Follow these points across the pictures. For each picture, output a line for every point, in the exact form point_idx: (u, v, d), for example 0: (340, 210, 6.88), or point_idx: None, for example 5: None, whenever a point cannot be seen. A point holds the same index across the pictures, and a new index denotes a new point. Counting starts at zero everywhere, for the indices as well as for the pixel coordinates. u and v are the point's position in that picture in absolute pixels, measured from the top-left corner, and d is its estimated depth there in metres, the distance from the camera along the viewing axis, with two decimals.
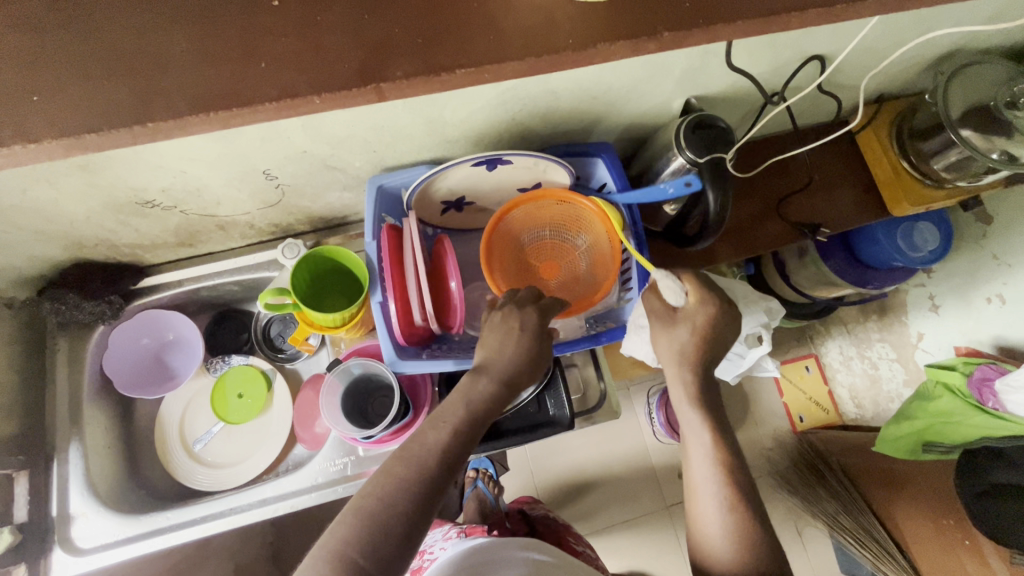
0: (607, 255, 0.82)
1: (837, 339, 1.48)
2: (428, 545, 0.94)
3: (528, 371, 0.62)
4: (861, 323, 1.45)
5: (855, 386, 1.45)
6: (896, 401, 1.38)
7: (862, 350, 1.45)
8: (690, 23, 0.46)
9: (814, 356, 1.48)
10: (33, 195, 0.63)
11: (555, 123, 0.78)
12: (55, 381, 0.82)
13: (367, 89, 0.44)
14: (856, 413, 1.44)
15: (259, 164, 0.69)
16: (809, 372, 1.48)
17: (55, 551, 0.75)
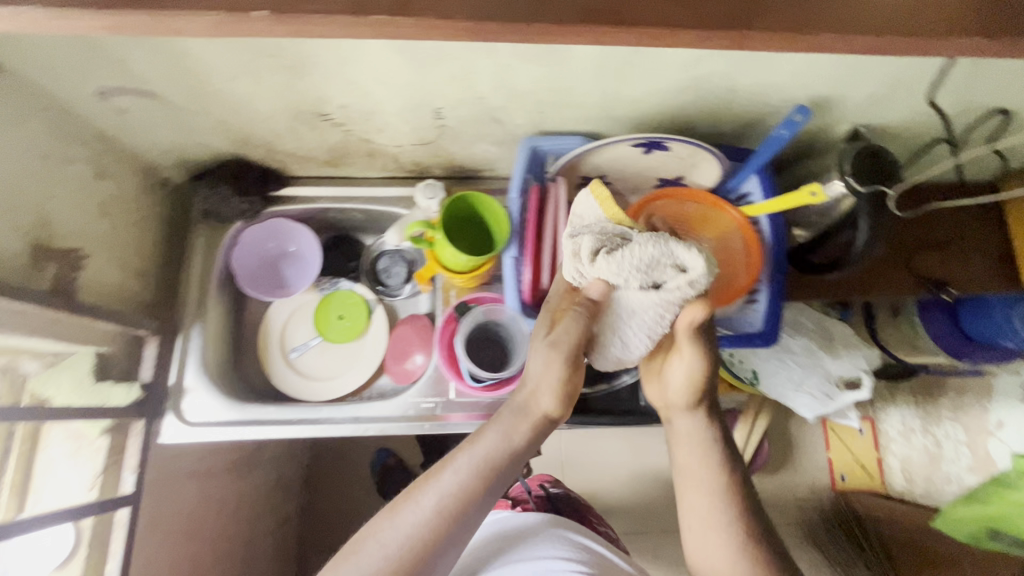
0: (738, 264, 0.80)
1: (900, 408, 1.39)
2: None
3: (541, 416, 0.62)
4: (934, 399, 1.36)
5: (910, 459, 1.37)
6: (953, 484, 1.33)
7: (928, 425, 1.37)
8: (972, 28, 0.44)
9: (873, 420, 1.38)
10: (236, 85, 0.67)
11: (718, 121, 0.78)
12: (191, 264, 0.88)
13: (729, 35, 0.44)
14: (903, 486, 1.36)
15: (437, 101, 0.72)
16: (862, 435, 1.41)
17: (167, 415, 0.80)
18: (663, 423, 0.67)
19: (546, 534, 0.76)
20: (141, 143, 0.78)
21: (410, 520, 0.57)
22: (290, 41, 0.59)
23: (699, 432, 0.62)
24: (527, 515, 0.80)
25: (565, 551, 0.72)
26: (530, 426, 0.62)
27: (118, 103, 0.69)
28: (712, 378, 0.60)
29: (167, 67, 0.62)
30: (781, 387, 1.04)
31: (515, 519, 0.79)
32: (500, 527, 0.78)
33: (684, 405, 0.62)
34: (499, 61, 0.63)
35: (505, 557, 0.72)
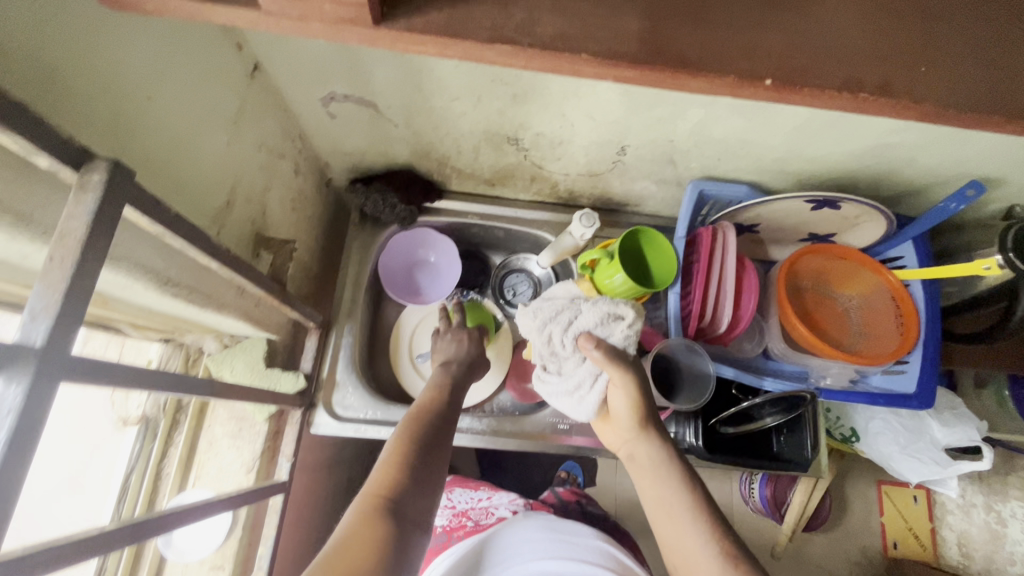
0: (886, 322, 0.82)
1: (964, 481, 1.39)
2: (492, 498, 0.92)
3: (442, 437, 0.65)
4: None
5: (968, 534, 1.31)
6: None
7: None
8: None
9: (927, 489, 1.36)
10: (453, 106, 0.70)
11: (883, 187, 0.81)
12: (347, 263, 0.92)
13: None
14: (959, 561, 1.31)
15: (627, 139, 0.75)
16: (915, 502, 1.39)
17: (320, 410, 0.82)
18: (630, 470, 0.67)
19: (593, 551, 0.71)
20: (329, 145, 0.82)
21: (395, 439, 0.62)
22: (532, 73, 0.62)
23: (654, 454, 0.63)
24: (579, 531, 0.75)
25: (606, 566, 0.68)
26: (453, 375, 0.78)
27: (333, 109, 0.73)
28: (647, 398, 0.66)
29: (403, 83, 0.66)
30: (886, 449, 1.06)
31: (564, 532, 0.74)
32: (548, 533, 0.73)
33: (631, 427, 0.65)
34: (711, 111, 0.67)
35: (544, 558, 0.67)
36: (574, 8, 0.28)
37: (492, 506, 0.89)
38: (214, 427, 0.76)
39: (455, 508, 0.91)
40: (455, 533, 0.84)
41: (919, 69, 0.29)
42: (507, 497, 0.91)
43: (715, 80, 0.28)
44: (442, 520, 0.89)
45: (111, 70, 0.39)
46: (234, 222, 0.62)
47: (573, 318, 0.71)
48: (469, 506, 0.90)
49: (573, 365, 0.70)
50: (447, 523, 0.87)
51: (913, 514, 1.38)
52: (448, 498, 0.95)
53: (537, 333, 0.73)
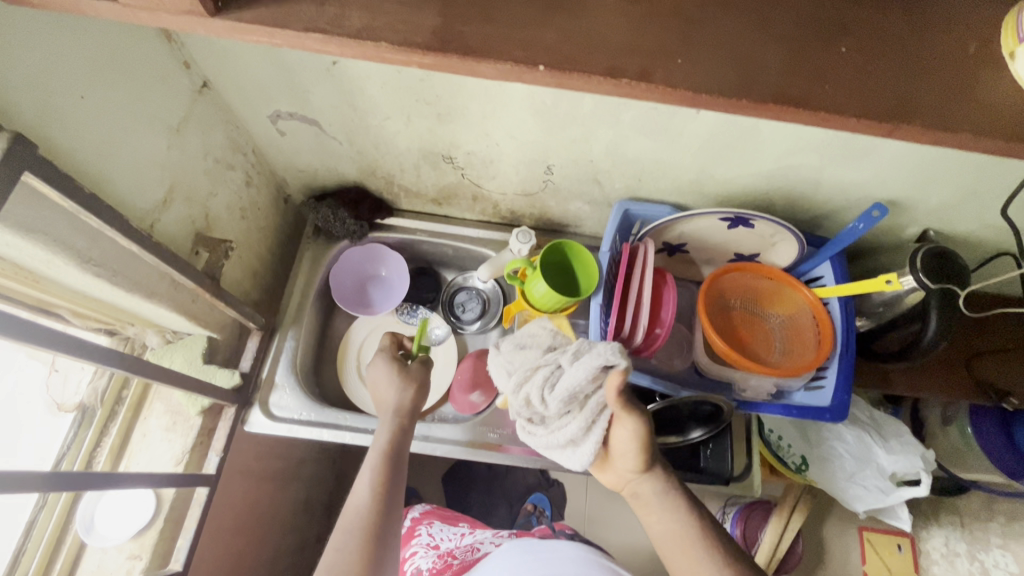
0: (805, 338, 0.84)
1: (945, 529, 1.35)
2: (474, 534, 0.96)
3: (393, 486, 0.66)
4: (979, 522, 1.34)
5: None
6: None
7: (970, 548, 1.33)
8: None
9: (911, 537, 1.34)
10: (388, 124, 0.77)
11: (799, 209, 0.85)
12: (299, 273, 0.98)
13: None
14: None
15: (551, 159, 0.81)
16: (901, 552, 1.35)
17: (255, 408, 0.85)
18: (631, 501, 0.69)
19: (567, 562, 0.76)
20: (284, 162, 0.89)
21: (348, 531, 0.62)
22: (449, 93, 0.69)
23: (657, 489, 0.66)
24: (557, 545, 0.81)
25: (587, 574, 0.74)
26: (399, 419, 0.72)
27: (281, 126, 0.80)
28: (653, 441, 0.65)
29: (339, 102, 0.73)
30: (833, 476, 1.05)
31: (541, 549, 0.80)
32: (523, 554, 0.79)
33: (638, 468, 0.66)
34: (618, 131, 0.73)
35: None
36: (381, 8, 0.34)
37: (476, 541, 0.94)
38: (150, 419, 0.79)
39: (439, 548, 0.94)
40: (441, 573, 0.87)
41: (676, 62, 0.34)
42: (490, 533, 0.96)
43: (496, 64, 0.33)
44: (424, 562, 0.92)
45: (42, 69, 0.46)
46: (172, 219, 0.68)
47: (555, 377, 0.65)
48: (453, 544, 0.94)
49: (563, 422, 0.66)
50: (432, 565, 0.90)
51: (897, 565, 1.34)
52: (429, 534, 0.99)
53: (516, 392, 0.69)
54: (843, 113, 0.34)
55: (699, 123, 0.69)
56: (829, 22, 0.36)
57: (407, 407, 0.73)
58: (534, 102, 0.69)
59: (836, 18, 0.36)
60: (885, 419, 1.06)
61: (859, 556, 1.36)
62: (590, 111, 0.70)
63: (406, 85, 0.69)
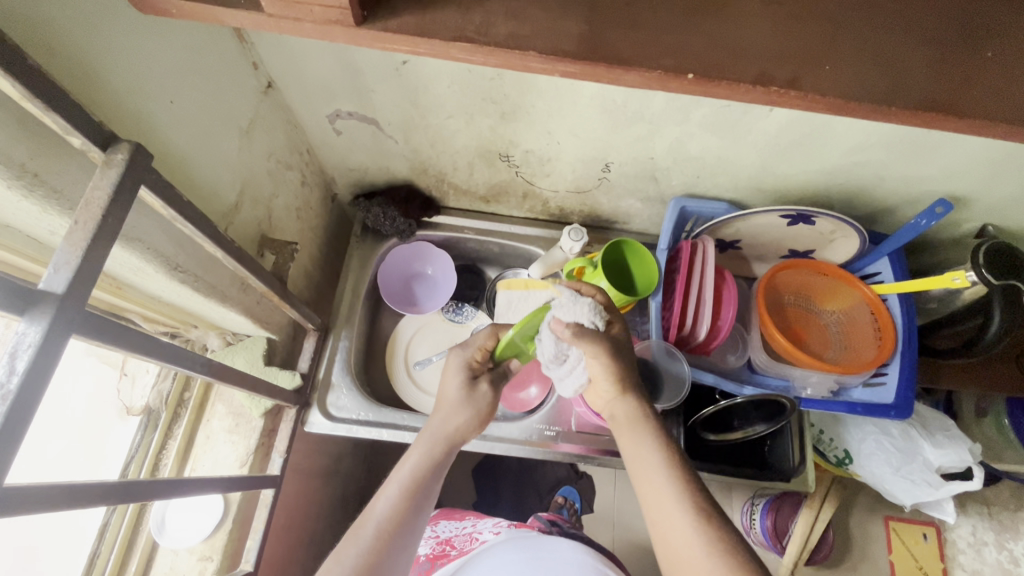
0: (863, 334, 0.84)
1: (972, 518, 1.36)
2: (476, 524, 0.95)
3: (414, 504, 0.60)
4: (1011, 511, 1.35)
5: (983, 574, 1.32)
6: None
7: (1002, 538, 1.34)
8: None
9: (938, 526, 1.35)
10: (448, 122, 0.77)
11: (858, 205, 0.85)
12: (348, 272, 0.97)
13: None
14: None
15: (610, 156, 0.81)
16: (926, 540, 1.36)
17: (314, 409, 0.85)
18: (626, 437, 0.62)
19: (569, 565, 0.79)
20: (335, 161, 0.89)
21: (351, 552, 0.56)
22: (518, 93, 0.69)
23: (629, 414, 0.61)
24: (556, 545, 0.83)
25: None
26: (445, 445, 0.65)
27: (339, 126, 0.80)
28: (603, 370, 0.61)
29: (402, 101, 0.73)
30: (879, 470, 1.04)
31: (541, 548, 0.82)
32: (526, 553, 0.81)
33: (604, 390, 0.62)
34: (685, 129, 0.73)
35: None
36: (526, 17, 0.35)
37: (475, 531, 0.92)
38: (212, 421, 0.80)
39: (438, 535, 0.94)
40: (438, 560, 0.87)
41: (823, 68, 0.34)
42: (490, 523, 0.94)
43: (644, 73, 0.33)
44: (424, 549, 0.92)
45: (140, 76, 0.46)
46: (242, 222, 0.68)
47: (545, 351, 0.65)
48: (453, 533, 0.94)
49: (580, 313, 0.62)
50: (430, 551, 0.90)
51: (923, 553, 1.35)
52: (432, 528, 0.98)
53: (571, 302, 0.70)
54: (986, 120, 0.34)
55: (771, 121, 0.69)
56: (965, 27, 0.36)
57: (453, 432, 0.67)
58: (603, 101, 0.68)
59: (974, 22, 0.36)
60: (930, 414, 1.07)
61: (885, 545, 1.37)
62: (660, 109, 0.69)
63: (474, 83, 0.68)
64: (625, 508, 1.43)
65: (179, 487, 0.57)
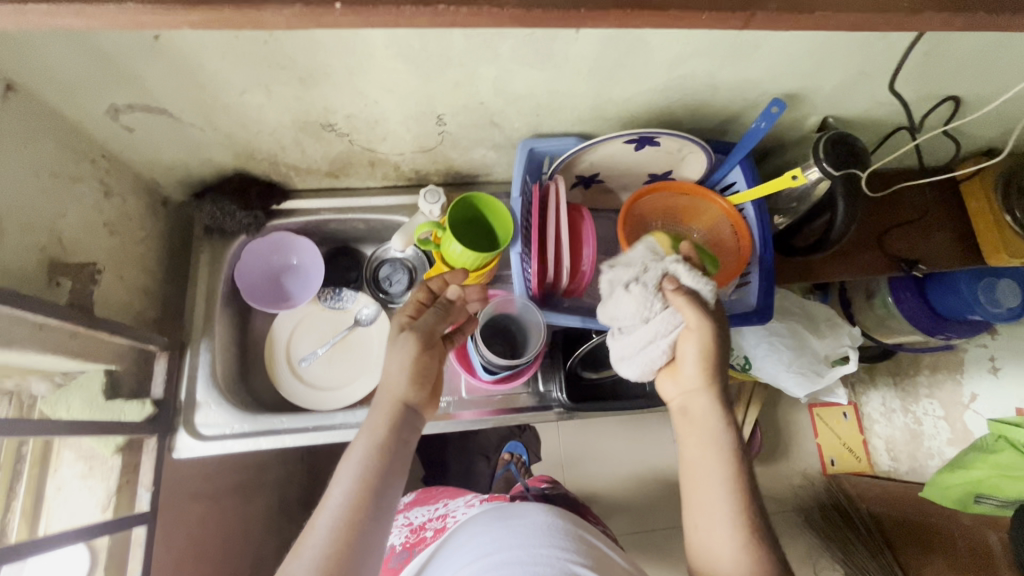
0: (726, 246, 0.84)
1: (880, 390, 1.45)
2: (448, 504, 0.92)
3: (379, 484, 0.57)
4: (911, 376, 1.42)
5: (894, 438, 1.42)
6: (935, 458, 1.37)
7: (907, 404, 1.43)
8: None
9: (854, 404, 1.45)
10: (246, 98, 0.69)
11: (702, 117, 0.83)
12: (199, 279, 0.89)
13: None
14: (889, 466, 1.41)
15: (439, 108, 0.75)
16: (846, 419, 1.47)
17: (180, 431, 0.80)
18: (678, 415, 0.66)
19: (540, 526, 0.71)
20: (144, 160, 0.79)
21: (309, 555, 0.52)
22: (302, 53, 0.61)
23: (712, 413, 0.63)
24: (527, 510, 0.73)
25: (560, 542, 0.68)
26: (393, 420, 0.62)
27: (126, 121, 0.70)
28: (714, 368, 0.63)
29: (179, 80, 0.64)
30: (774, 369, 1.07)
31: (514, 514, 0.73)
32: (497, 523, 0.71)
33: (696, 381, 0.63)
34: (499, 67, 0.68)
35: (494, 547, 0.67)
36: None
37: (449, 511, 0.89)
38: (61, 470, 0.73)
39: (412, 523, 0.91)
40: (416, 547, 0.84)
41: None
42: (464, 500, 0.90)
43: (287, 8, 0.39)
44: (398, 539, 0.90)
45: None
46: (9, 252, 0.59)
47: (647, 275, 0.65)
48: (427, 518, 0.90)
49: (622, 364, 0.69)
50: (407, 539, 0.88)
51: (846, 430, 1.46)
52: (405, 516, 0.96)
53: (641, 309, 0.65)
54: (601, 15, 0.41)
55: (582, 44, 0.65)
56: None
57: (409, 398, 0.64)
58: (399, 48, 0.62)
59: None
60: (812, 307, 1.13)
61: (812, 430, 1.46)
62: (462, 49, 0.63)
63: (250, 48, 0.60)
64: (565, 452, 1.46)
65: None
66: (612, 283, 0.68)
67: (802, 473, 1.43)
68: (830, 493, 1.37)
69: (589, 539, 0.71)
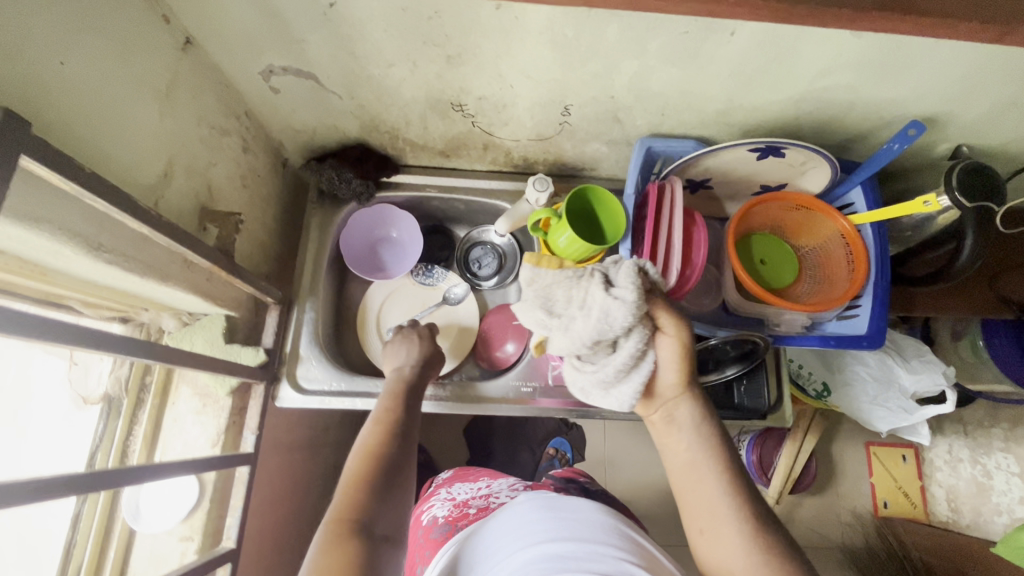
0: (841, 266, 0.83)
1: (947, 436, 1.37)
2: (492, 486, 0.90)
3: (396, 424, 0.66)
4: (985, 429, 1.34)
5: (957, 488, 1.34)
6: (1002, 516, 1.27)
7: (978, 454, 1.34)
8: None
9: (915, 447, 1.40)
10: (391, 72, 0.71)
11: (829, 133, 0.81)
12: (308, 241, 0.93)
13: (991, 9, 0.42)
14: (948, 516, 1.33)
15: (568, 98, 0.76)
16: (906, 462, 1.40)
17: (284, 383, 0.83)
18: (657, 431, 0.62)
19: (592, 522, 0.64)
20: (279, 122, 0.83)
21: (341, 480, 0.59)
22: (460, 32, 0.63)
23: (694, 417, 0.59)
24: (575, 505, 0.68)
25: (613, 544, 0.60)
26: (397, 383, 0.74)
27: (274, 83, 0.74)
28: (687, 368, 0.60)
29: (337, 50, 0.67)
30: (857, 400, 1.06)
31: (561, 507, 0.67)
32: (542, 513, 0.66)
33: (673, 388, 0.60)
34: (642, 63, 0.68)
35: (540, 540, 0.60)
36: None
37: (492, 492, 0.87)
38: (178, 404, 0.78)
39: (455, 498, 0.88)
40: (459, 522, 0.80)
41: None
42: (507, 485, 0.89)
43: None
44: (441, 511, 0.86)
45: (20, 37, 0.42)
46: (175, 195, 0.63)
47: (620, 280, 0.58)
48: (469, 495, 0.88)
49: (611, 396, 0.61)
50: (448, 513, 0.84)
51: (904, 474, 1.39)
52: (447, 491, 0.93)
53: (611, 325, 0.57)
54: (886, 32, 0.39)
55: (734, 46, 0.64)
56: None
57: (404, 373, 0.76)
58: (553, 36, 0.63)
59: None
60: (907, 340, 1.07)
61: (867, 468, 1.41)
62: (614, 42, 0.64)
63: (413, 24, 0.62)
64: (616, 454, 1.46)
65: (150, 472, 0.56)
66: (577, 309, 0.60)
67: (852, 510, 1.39)
68: (880, 536, 1.29)
69: (641, 542, 0.65)
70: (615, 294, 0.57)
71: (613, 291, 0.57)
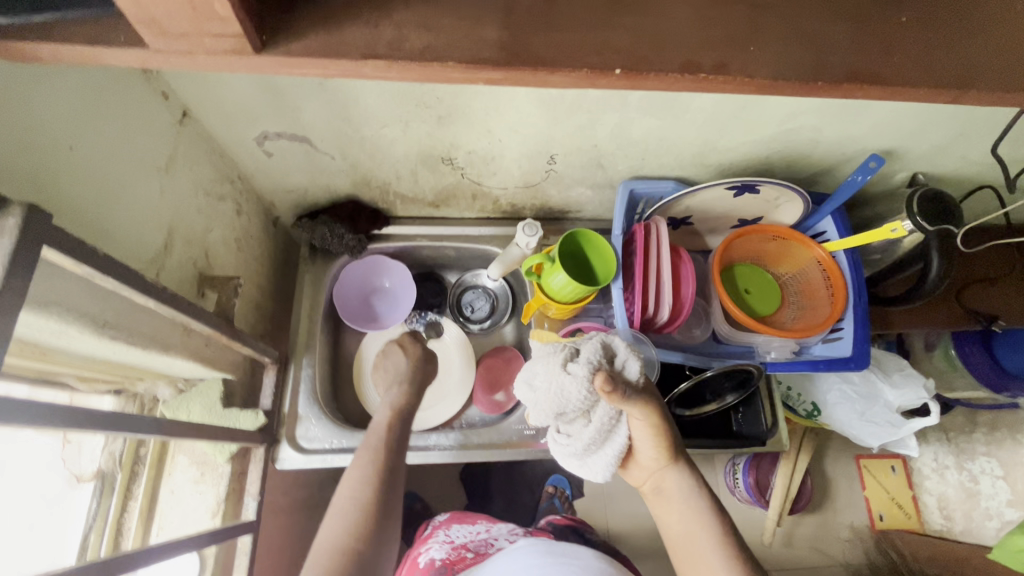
0: (820, 292, 0.87)
1: (933, 445, 1.38)
2: (490, 530, 0.85)
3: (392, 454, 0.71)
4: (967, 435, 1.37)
5: (946, 496, 1.35)
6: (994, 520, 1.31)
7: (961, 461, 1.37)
8: None
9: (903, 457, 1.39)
10: (383, 132, 0.74)
11: (798, 168, 0.87)
12: (301, 297, 0.93)
13: None
14: (942, 525, 1.33)
15: (554, 149, 0.80)
16: (895, 473, 1.39)
17: (284, 445, 0.82)
18: (654, 499, 0.67)
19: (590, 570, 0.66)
20: (270, 184, 0.84)
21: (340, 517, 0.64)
22: (450, 96, 0.67)
23: (683, 485, 0.65)
24: (577, 552, 0.69)
25: None
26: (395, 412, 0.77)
27: (269, 148, 0.76)
28: (667, 439, 0.64)
29: (332, 116, 0.70)
30: (846, 417, 1.09)
31: (564, 554, 0.68)
32: (545, 558, 0.67)
33: (659, 460, 0.65)
34: (622, 116, 0.72)
35: None
36: (440, 27, 0.38)
37: (492, 537, 0.83)
38: (175, 474, 0.76)
39: (451, 540, 0.82)
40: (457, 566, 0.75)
41: (750, 50, 0.40)
42: (507, 530, 0.85)
43: (574, 72, 0.38)
44: (438, 552, 0.78)
45: (29, 123, 0.43)
46: (174, 265, 0.64)
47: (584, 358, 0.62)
48: (467, 537, 0.82)
49: (585, 466, 0.68)
50: (445, 556, 0.78)
51: (894, 485, 1.39)
52: (446, 533, 0.84)
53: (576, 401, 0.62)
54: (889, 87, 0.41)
55: (707, 98, 0.69)
56: None
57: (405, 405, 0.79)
58: (539, 96, 0.67)
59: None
60: (889, 356, 1.11)
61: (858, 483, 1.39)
62: (596, 99, 0.68)
63: (407, 90, 0.65)
64: None
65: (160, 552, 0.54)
66: (541, 382, 0.65)
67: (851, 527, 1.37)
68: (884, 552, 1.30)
69: None
70: (571, 369, 0.62)
71: (569, 368, 0.62)
